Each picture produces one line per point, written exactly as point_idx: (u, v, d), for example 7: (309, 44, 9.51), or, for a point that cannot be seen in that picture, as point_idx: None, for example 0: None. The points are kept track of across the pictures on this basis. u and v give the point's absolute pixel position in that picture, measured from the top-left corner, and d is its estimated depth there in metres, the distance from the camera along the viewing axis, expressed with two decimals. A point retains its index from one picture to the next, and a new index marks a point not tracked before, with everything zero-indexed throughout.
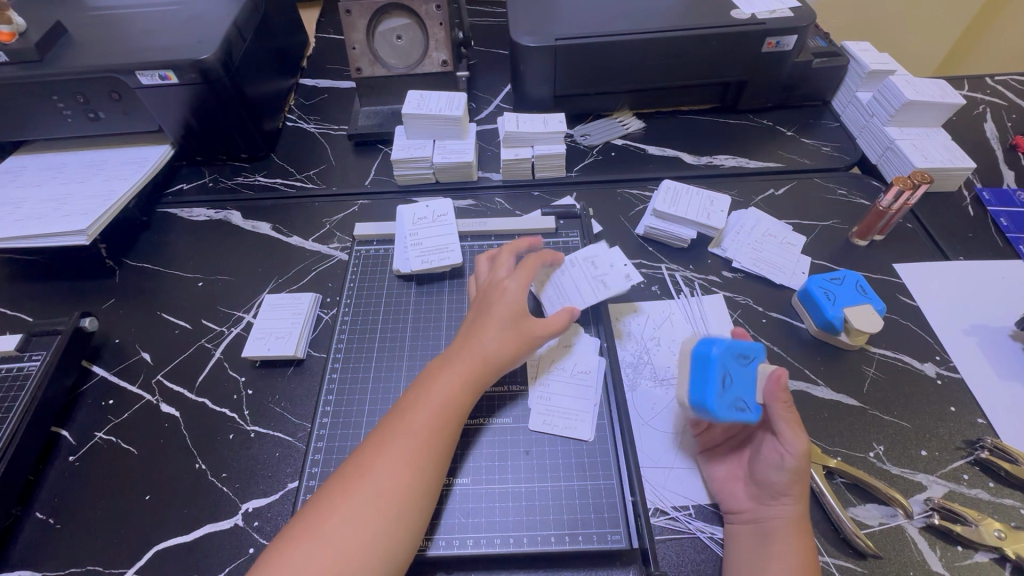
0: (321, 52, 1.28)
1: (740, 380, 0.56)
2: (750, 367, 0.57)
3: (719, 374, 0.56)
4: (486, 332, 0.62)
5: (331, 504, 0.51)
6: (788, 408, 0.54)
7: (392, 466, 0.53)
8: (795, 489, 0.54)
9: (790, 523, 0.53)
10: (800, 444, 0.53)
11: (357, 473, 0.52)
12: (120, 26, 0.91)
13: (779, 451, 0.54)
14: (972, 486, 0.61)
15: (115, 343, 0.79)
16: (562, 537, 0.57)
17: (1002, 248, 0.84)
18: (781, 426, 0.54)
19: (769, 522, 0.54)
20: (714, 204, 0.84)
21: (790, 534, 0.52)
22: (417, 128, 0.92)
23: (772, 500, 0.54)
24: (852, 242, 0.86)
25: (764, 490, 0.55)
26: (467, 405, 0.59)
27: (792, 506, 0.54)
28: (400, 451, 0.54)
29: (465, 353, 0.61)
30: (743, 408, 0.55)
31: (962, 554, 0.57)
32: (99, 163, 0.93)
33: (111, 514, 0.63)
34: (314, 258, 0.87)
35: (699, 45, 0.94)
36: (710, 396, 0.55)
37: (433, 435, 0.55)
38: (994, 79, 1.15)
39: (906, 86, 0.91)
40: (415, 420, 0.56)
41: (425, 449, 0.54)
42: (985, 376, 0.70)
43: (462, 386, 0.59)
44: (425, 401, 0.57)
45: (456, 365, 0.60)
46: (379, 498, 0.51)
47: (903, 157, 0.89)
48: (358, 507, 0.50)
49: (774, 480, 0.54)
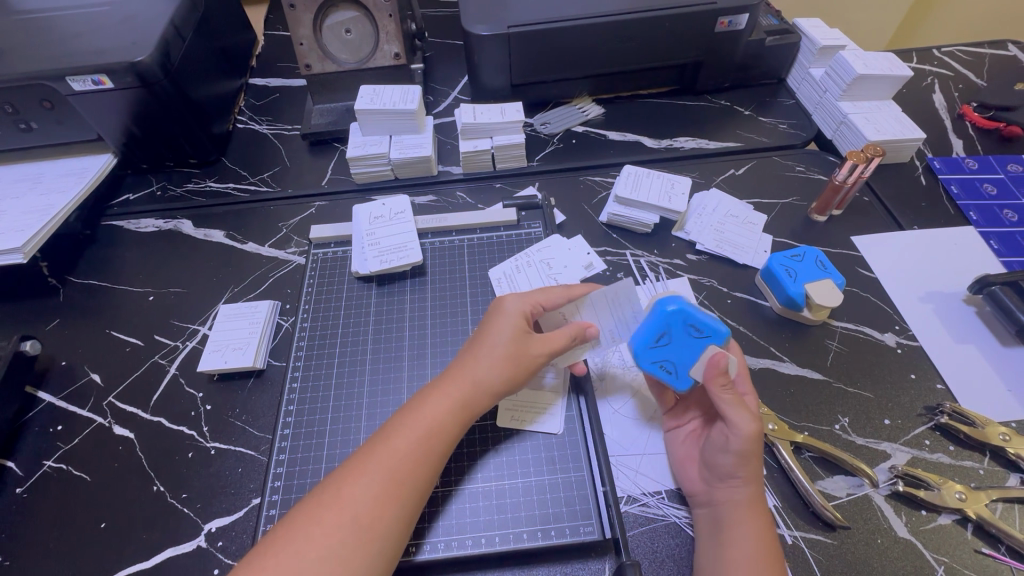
0: (270, 50, 1.23)
1: (678, 349, 0.60)
2: (699, 341, 0.60)
3: (668, 327, 0.60)
4: (482, 355, 0.59)
5: (303, 529, 0.48)
6: (725, 393, 0.55)
7: (371, 494, 0.50)
8: (743, 471, 0.54)
9: (741, 504, 0.53)
10: (744, 424, 0.54)
11: (334, 499, 0.50)
12: (47, 30, 0.85)
13: (727, 434, 0.55)
14: (933, 451, 0.63)
15: (61, 366, 0.75)
16: (534, 533, 0.56)
17: (954, 216, 0.86)
18: (725, 408, 0.55)
19: (720, 506, 0.54)
20: (675, 187, 0.84)
21: (743, 516, 0.52)
22: (371, 124, 0.90)
23: (721, 483, 0.55)
24: (812, 218, 0.86)
25: (714, 473, 0.55)
26: (454, 435, 0.57)
27: (742, 488, 0.54)
28: (381, 474, 0.51)
29: (459, 376, 0.59)
30: (667, 370, 0.60)
31: (926, 518, 0.58)
32: (34, 177, 0.87)
33: (64, 546, 0.60)
34: (271, 264, 0.84)
35: (653, 28, 0.93)
36: (637, 344, 0.61)
37: (415, 466, 0.53)
38: (942, 51, 1.17)
39: (856, 61, 0.92)
40: (399, 445, 0.54)
41: (408, 475, 0.52)
42: (942, 342, 0.72)
43: (451, 415, 0.57)
44: (412, 423, 0.55)
45: (449, 391, 0.58)
46: (359, 524, 0.49)
47: (857, 131, 0.90)
48: (336, 534, 0.48)
49: (721, 463, 0.54)
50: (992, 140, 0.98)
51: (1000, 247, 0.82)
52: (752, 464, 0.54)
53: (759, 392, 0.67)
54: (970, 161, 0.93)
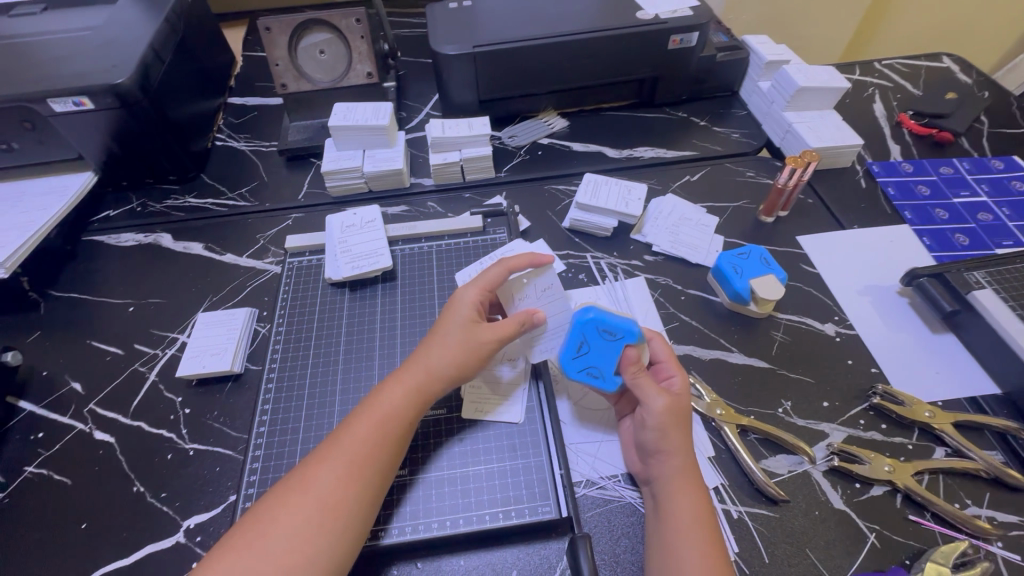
0: (249, 70, 1.28)
1: (598, 353, 0.64)
2: (614, 342, 0.64)
3: (588, 336, 0.65)
4: (434, 344, 0.64)
5: (267, 516, 0.52)
6: (636, 377, 0.61)
7: (332, 478, 0.54)
8: (667, 445, 0.58)
9: (673, 477, 0.57)
10: (656, 402, 0.59)
11: (298, 485, 0.54)
12: (29, 55, 0.89)
13: (643, 414, 0.60)
14: (867, 429, 0.68)
15: (42, 376, 0.77)
16: (495, 514, 0.60)
17: (891, 215, 0.93)
18: (636, 389, 0.61)
19: (656, 480, 0.58)
20: (632, 193, 0.89)
21: (674, 485, 0.57)
22: (345, 140, 0.94)
23: (652, 459, 0.59)
24: (760, 220, 0.92)
25: (645, 451, 0.60)
26: (411, 420, 0.60)
27: (669, 460, 0.58)
28: (342, 462, 0.55)
29: (414, 365, 0.63)
30: (594, 375, 0.63)
31: (860, 490, 0.63)
32: (15, 195, 0.90)
33: (46, 547, 0.62)
34: (248, 274, 0.87)
35: (610, 46, 1.00)
36: (563, 357, 0.65)
37: (374, 450, 0.56)
38: (882, 64, 1.26)
39: (798, 74, 0.99)
40: (358, 434, 0.57)
41: (368, 461, 0.56)
42: (877, 330, 0.77)
43: (409, 403, 0.60)
44: (371, 412, 0.59)
45: (405, 379, 0.61)
46: (321, 507, 0.52)
47: (800, 138, 0.97)
48: (299, 518, 0.51)
49: (646, 440, 0.59)
50: (927, 145, 1.05)
51: (932, 243, 0.88)
52: (673, 436, 0.58)
53: (707, 380, 0.72)
54: (905, 164, 1.01)
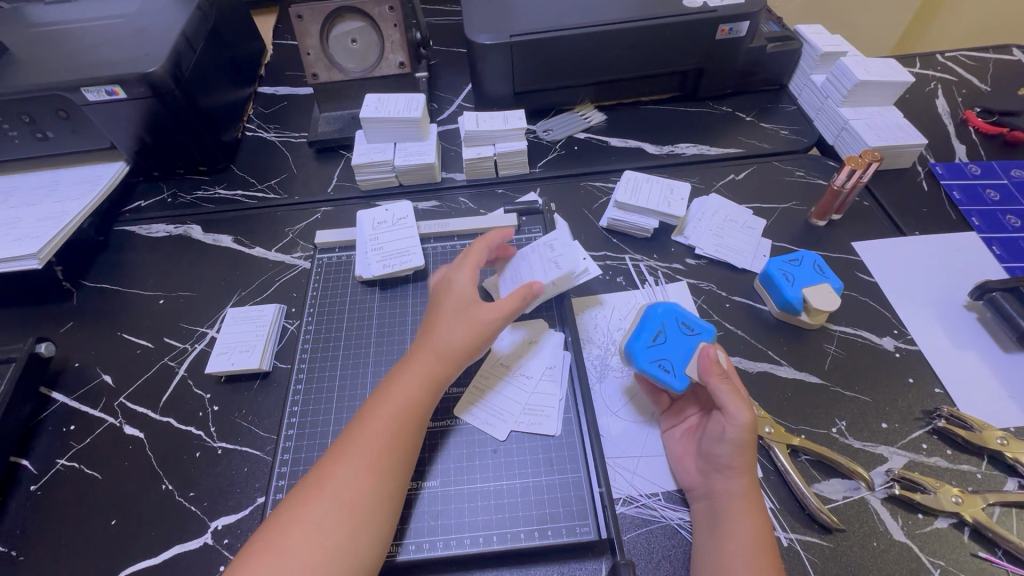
0: (279, 59, 1.26)
1: (675, 347, 0.64)
2: (692, 339, 0.64)
3: (664, 327, 0.65)
4: (440, 328, 0.63)
5: (289, 512, 0.50)
6: (721, 381, 0.57)
7: (351, 468, 0.53)
8: (739, 461, 0.55)
9: (738, 495, 0.54)
10: (742, 415, 0.55)
11: (317, 479, 0.52)
12: (64, 42, 0.88)
13: (723, 424, 0.56)
14: (931, 455, 0.63)
15: (74, 367, 0.77)
16: (531, 532, 0.57)
17: (956, 221, 0.86)
18: (722, 398, 0.56)
19: (718, 499, 0.55)
20: (674, 192, 0.84)
21: (740, 507, 0.54)
22: (376, 132, 0.91)
23: (719, 474, 0.56)
24: (811, 223, 0.87)
25: (711, 465, 0.56)
26: (424, 407, 0.59)
27: (737, 479, 0.55)
28: (359, 453, 0.54)
29: (422, 352, 0.62)
30: (665, 369, 0.62)
31: (922, 522, 0.58)
32: (50, 184, 0.90)
33: (76, 541, 0.62)
34: (277, 269, 0.86)
35: (653, 36, 0.94)
36: (636, 344, 0.64)
37: (390, 439, 0.55)
38: (946, 56, 1.17)
39: (857, 67, 0.93)
40: (374, 424, 0.56)
41: (385, 452, 0.54)
42: (942, 347, 0.72)
43: (422, 390, 0.59)
44: (385, 401, 0.58)
45: (415, 367, 0.60)
46: (341, 502, 0.51)
47: (857, 137, 0.91)
48: (319, 511, 0.50)
49: (719, 454, 0.55)
50: (995, 146, 0.98)
51: (1002, 253, 0.82)
52: (747, 455, 0.55)
53: (755, 395, 0.68)
54: (972, 166, 0.93)
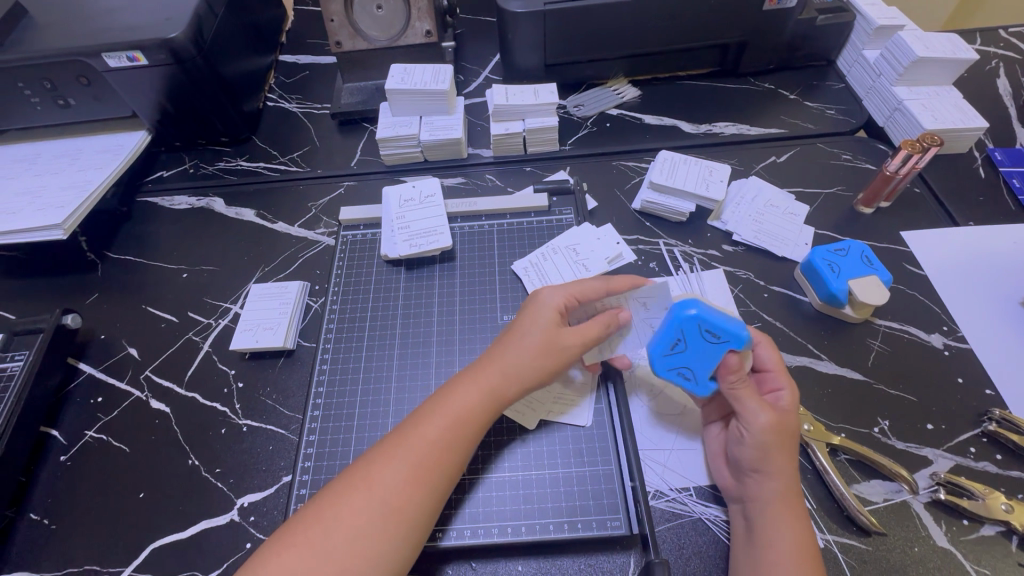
0: (301, 26, 1.22)
1: (698, 355, 0.57)
2: (717, 346, 0.56)
3: (684, 334, 0.57)
4: (512, 345, 0.59)
5: (328, 510, 0.49)
6: (734, 385, 0.55)
7: (399, 475, 0.51)
8: (770, 466, 0.52)
9: (771, 501, 0.52)
10: (758, 417, 0.53)
11: (361, 480, 0.51)
12: (83, 5, 0.86)
13: (742, 428, 0.54)
14: (979, 459, 0.60)
15: (101, 339, 0.77)
16: (561, 524, 0.56)
17: (1014, 211, 0.81)
18: (736, 401, 0.55)
19: (752, 504, 0.53)
20: (713, 174, 0.81)
21: (774, 514, 0.51)
22: (402, 105, 0.88)
23: (749, 478, 0.53)
24: (857, 210, 0.82)
25: (739, 468, 0.54)
26: (483, 422, 0.56)
27: (770, 484, 0.52)
28: (408, 460, 0.52)
29: (490, 365, 0.58)
30: (686, 377, 0.58)
31: (968, 528, 0.56)
32: (73, 153, 0.89)
33: (106, 512, 0.63)
34: (300, 245, 0.84)
35: (696, 5, 0.89)
36: (653, 351, 0.59)
37: (443, 451, 0.53)
38: (1008, 32, 1.09)
39: (915, 42, 0.86)
40: (426, 432, 0.54)
41: (436, 464, 0.52)
42: (995, 346, 0.68)
43: (483, 405, 0.56)
44: (441, 408, 0.55)
45: (480, 379, 0.57)
46: (385, 507, 0.49)
47: (912, 119, 0.85)
48: (362, 516, 0.49)
49: (743, 457, 0.54)
50: None
51: None
52: (777, 457, 0.52)
53: None
54: None
